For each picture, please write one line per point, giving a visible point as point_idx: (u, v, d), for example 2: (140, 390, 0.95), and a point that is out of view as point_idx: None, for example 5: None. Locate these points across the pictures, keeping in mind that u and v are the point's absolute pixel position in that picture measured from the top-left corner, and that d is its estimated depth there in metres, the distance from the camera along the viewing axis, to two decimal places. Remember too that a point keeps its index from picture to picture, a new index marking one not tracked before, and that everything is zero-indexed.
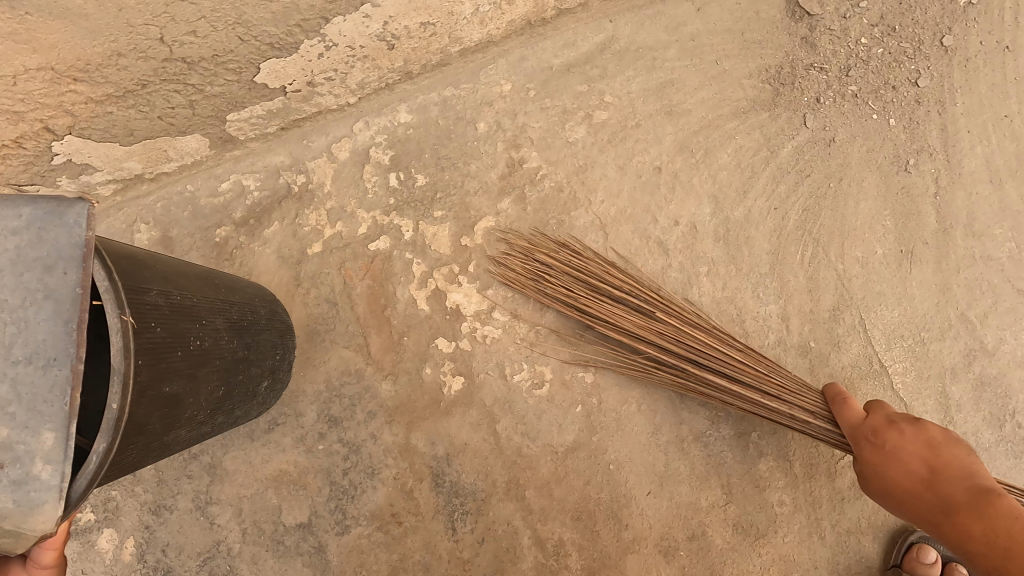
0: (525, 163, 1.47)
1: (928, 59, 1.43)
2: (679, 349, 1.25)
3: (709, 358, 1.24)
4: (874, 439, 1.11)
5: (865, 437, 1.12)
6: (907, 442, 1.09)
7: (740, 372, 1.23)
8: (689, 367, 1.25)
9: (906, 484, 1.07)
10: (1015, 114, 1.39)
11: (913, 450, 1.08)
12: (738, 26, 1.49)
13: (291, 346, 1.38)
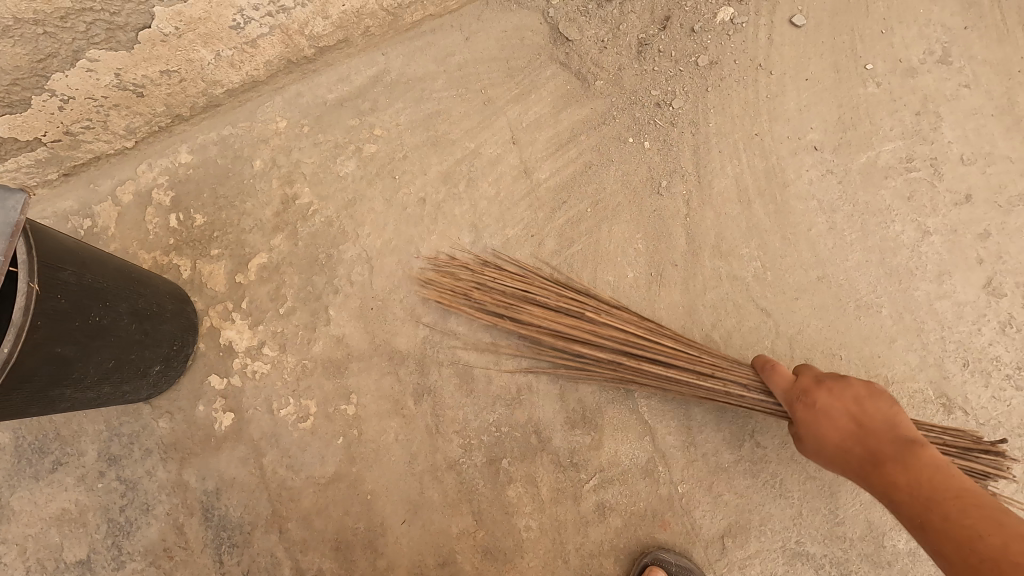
0: (298, 199, 1.50)
1: (684, 79, 1.43)
2: (583, 339, 1.22)
3: (618, 338, 1.21)
4: (807, 398, 1.07)
5: (798, 398, 1.09)
6: (834, 399, 1.06)
7: (674, 354, 1.20)
8: (593, 329, 1.22)
9: (836, 439, 1.04)
10: (766, 132, 1.39)
11: (844, 406, 1.05)
12: (503, 53, 1.50)
13: (193, 342, 1.43)
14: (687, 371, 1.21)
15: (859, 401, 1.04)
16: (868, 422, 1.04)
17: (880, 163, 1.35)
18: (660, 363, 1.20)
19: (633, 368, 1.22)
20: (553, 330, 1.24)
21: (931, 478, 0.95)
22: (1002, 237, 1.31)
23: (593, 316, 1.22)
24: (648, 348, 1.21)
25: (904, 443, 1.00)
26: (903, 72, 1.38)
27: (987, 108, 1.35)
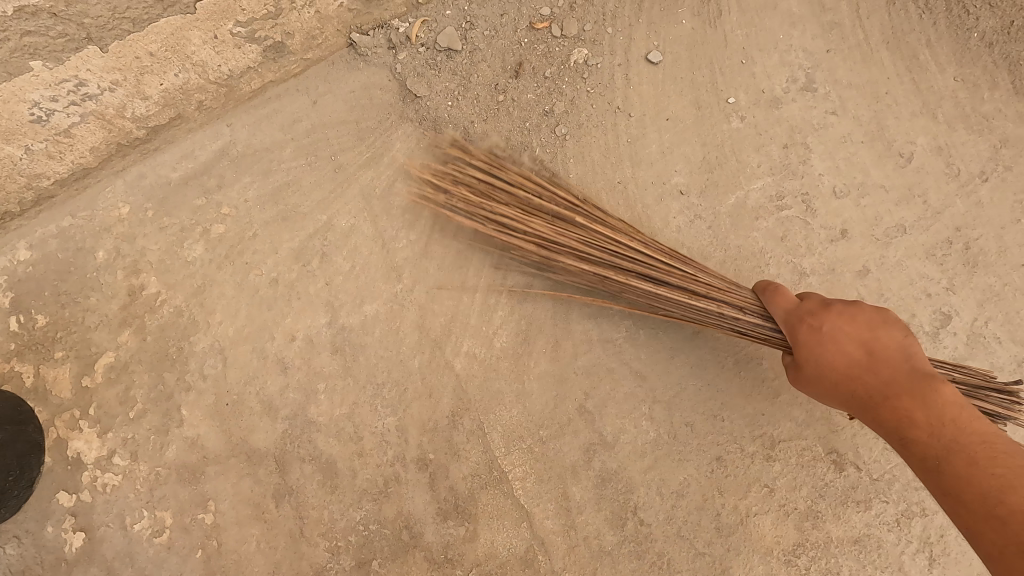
0: (145, 290, 1.39)
1: (540, 130, 1.35)
2: (567, 237, 1.17)
3: (592, 260, 1.16)
4: (815, 324, 1.01)
5: (799, 319, 1.02)
6: (846, 325, 1.00)
7: (664, 267, 1.14)
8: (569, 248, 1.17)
9: (843, 366, 0.99)
10: (629, 179, 1.31)
11: (855, 334, 0.99)
12: (353, 115, 1.41)
13: (37, 463, 1.30)
14: (673, 294, 1.13)
15: (872, 331, 1.00)
16: (877, 351, 0.99)
17: (750, 203, 1.28)
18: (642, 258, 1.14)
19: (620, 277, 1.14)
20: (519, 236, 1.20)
21: (954, 415, 0.93)
22: (882, 273, 1.23)
23: (567, 220, 1.18)
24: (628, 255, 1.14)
25: (921, 374, 0.97)
26: (767, 103, 1.31)
27: (856, 136, 1.28)
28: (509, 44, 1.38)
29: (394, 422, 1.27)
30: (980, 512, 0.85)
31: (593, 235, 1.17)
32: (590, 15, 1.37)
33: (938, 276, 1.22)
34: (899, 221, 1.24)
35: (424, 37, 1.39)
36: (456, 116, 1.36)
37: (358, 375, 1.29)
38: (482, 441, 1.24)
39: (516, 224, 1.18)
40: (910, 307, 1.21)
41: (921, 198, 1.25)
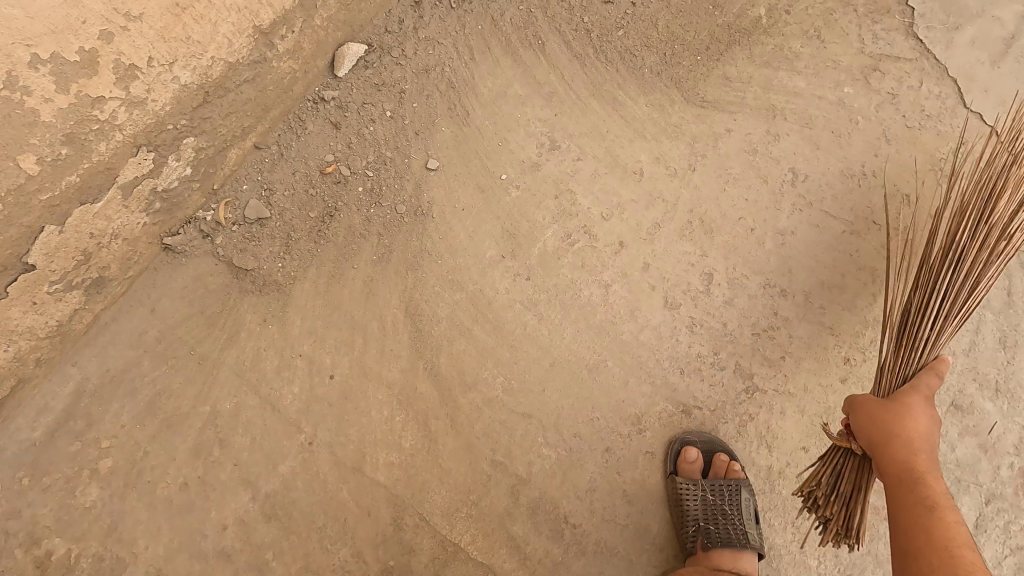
0: (53, 554, 1.38)
1: (366, 253, 1.58)
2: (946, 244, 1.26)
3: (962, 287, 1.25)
4: (913, 401, 1.18)
5: (922, 402, 1.18)
6: (925, 429, 1.15)
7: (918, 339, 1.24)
8: (965, 244, 1.24)
9: (905, 434, 1.13)
10: (455, 267, 1.59)
11: (923, 430, 1.14)
12: (195, 307, 1.53)
13: None
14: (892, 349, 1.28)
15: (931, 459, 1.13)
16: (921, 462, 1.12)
17: (550, 248, 1.61)
18: (944, 298, 1.24)
19: (941, 275, 1.25)
20: (1010, 211, 1.22)
21: (931, 531, 1.03)
22: (657, 262, 1.62)
23: (989, 234, 1.23)
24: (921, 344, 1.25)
25: (934, 506, 1.07)
26: (530, 168, 1.66)
27: (601, 169, 1.67)
28: (309, 195, 1.60)
29: (349, 550, 1.43)
30: (938, 554, 1.00)
31: (936, 228, 1.29)
32: (368, 149, 1.64)
33: (693, 248, 1.63)
34: (653, 220, 1.65)
35: (233, 216, 1.57)
36: (291, 274, 1.56)
37: (300, 528, 1.43)
38: (428, 528, 1.44)
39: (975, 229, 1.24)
40: (685, 278, 1.62)
41: (660, 198, 1.66)
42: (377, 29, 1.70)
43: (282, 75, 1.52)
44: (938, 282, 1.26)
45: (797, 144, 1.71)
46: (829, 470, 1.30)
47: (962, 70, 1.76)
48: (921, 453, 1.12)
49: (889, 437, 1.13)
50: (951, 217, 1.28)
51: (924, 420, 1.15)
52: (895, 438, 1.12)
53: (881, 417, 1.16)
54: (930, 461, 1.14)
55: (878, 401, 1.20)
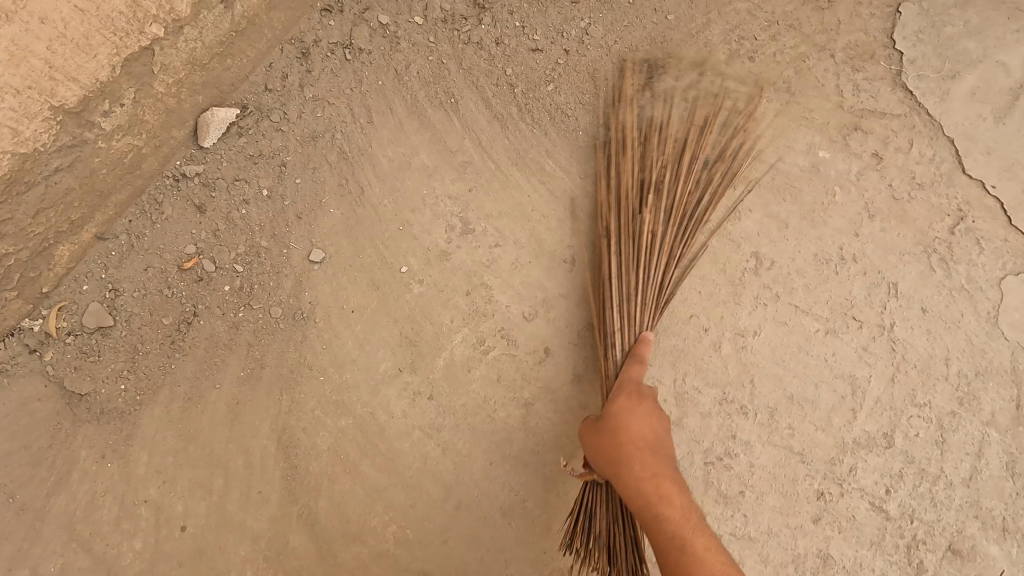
0: None
1: (232, 369, 1.31)
2: (625, 162, 1.36)
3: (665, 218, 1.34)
4: (639, 394, 1.19)
5: (631, 386, 1.20)
6: (636, 405, 1.17)
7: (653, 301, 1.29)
8: (672, 173, 1.37)
9: (634, 432, 1.13)
10: (340, 385, 1.31)
11: (651, 425, 1.16)
12: (17, 441, 1.25)
13: None
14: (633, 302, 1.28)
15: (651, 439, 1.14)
16: (651, 443, 1.14)
17: (459, 359, 1.33)
18: (645, 270, 1.28)
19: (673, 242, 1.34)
20: (716, 148, 1.42)
21: (676, 542, 1.03)
22: (590, 374, 1.34)
23: (652, 149, 1.38)
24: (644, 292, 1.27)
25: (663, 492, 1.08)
26: (437, 258, 1.37)
27: (523, 258, 1.38)
28: (164, 296, 1.32)
29: None
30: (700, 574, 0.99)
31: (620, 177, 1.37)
32: (238, 237, 1.35)
33: None
34: (586, 320, 1.36)
35: (68, 324, 1.29)
36: (136, 396, 1.28)
37: None
38: None
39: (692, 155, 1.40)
40: None
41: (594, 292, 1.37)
42: (253, 86, 1.39)
43: (113, 156, 1.23)
44: (650, 205, 1.36)
45: (762, 222, 1.41)
46: (582, 512, 1.22)
47: (961, 129, 1.47)
48: (660, 474, 1.10)
49: (619, 464, 1.12)
50: (656, 171, 1.36)
51: (649, 423, 1.16)
52: (630, 469, 1.10)
53: (603, 438, 1.15)
54: (667, 462, 1.13)
55: (596, 423, 1.19)
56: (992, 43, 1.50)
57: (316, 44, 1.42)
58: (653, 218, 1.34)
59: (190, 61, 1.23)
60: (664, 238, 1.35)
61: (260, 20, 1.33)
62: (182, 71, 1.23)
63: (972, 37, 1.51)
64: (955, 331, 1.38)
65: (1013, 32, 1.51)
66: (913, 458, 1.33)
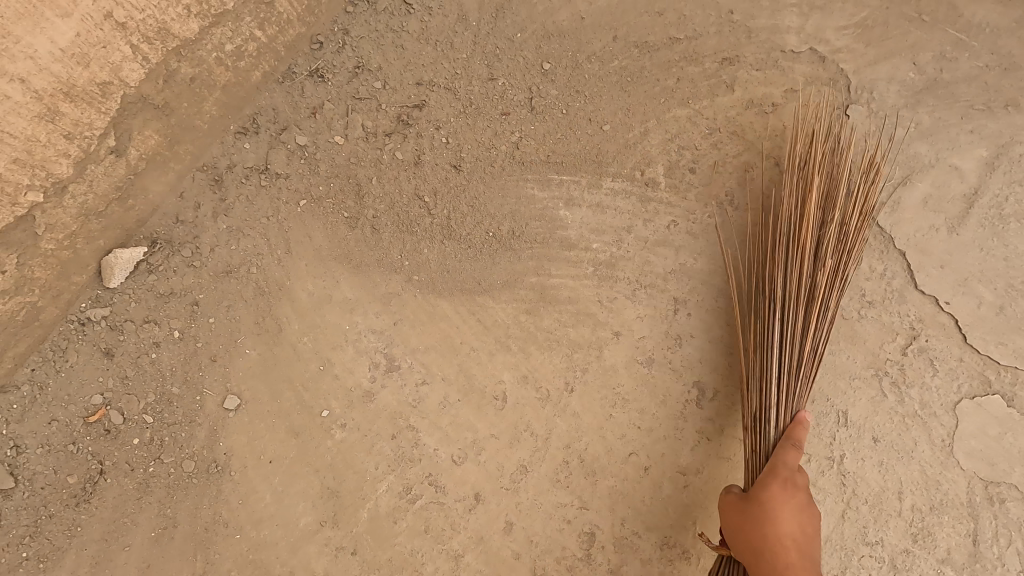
0: None
1: (140, 529, 1.23)
2: (807, 218, 1.28)
3: (805, 283, 1.24)
4: (786, 483, 1.12)
5: (782, 475, 1.14)
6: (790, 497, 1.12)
7: (781, 382, 1.20)
8: (818, 269, 1.25)
9: (788, 531, 1.10)
10: (256, 544, 1.23)
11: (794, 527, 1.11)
12: None
13: None
14: (779, 412, 1.20)
15: (801, 512, 1.12)
16: (805, 529, 1.11)
17: (383, 509, 1.25)
18: (783, 358, 1.22)
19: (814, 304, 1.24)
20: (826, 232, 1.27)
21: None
22: (523, 521, 1.26)
23: (827, 232, 1.26)
24: (766, 387, 1.22)
25: (802, 546, 1.11)
26: (360, 399, 1.29)
27: (451, 396, 1.30)
28: (69, 452, 1.24)
29: None
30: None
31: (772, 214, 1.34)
32: (148, 384, 1.28)
33: (569, 499, 1.27)
34: (518, 462, 1.28)
35: None
36: (39, 563, 1.21)
37: None
38: None
39: (829, 210, 1.29)
40: (558, 541, 1.26)
41: (528, 431, 1.29)
42: (163, 219, 1.31)
43: (1, 316, 1.17)
44: (780, 283, 1.24)
45: (704, 348, 1.34)
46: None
47: (912, 241, 1.39)
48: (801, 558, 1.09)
49: (759, 556, 1.10)
50: (788, 249, 1.27)
51: (798, 521, 1.12)
52: (771, 565, 1.08)
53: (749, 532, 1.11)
54: (811, 557, 1.10)
55: (738, 500, 1.16)
56: (944, 146, 1.43)
57: (229, 170, 1.33)
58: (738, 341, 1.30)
59: (81, 214, 1.18)
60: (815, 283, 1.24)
61: (163, 155, 1.25)
62: (73, 224, 1.18)
63: (925, 139, 1.43)
64: (908, 461, 1.31)
65: (967, 132, 1.43)
66: None
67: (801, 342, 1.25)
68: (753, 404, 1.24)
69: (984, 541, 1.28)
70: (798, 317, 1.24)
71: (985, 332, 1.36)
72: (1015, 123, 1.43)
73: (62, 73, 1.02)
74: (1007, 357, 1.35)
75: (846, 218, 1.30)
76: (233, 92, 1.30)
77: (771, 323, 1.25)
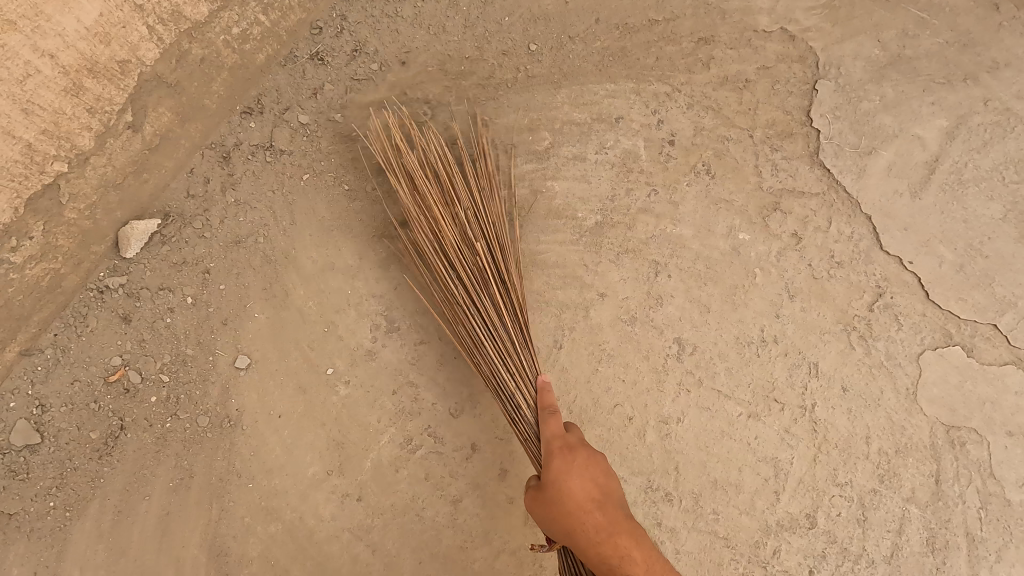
0: None
1: (160, 479, 1.32)
2: (446, 231, 1.30)
3: (501, 281, 1.30)
4: (569, 451, 1.19)
5: (557, 447, 1.19)
6: (574, 478, 1.17)
7: (501, 337, 1.27)
8: (496, 251, 1.32)
9: (579, 494, 1.16)
10: (269, 492, 1.33)
11: (589, 478, 1.18)
12: None
13: None
14: (490, 358, 1.27)
15: (600, 479, 1.19)
16: (599, 491, 1.17)
17: (386, 459, 1.35)
18: (489, 326, 1.27)
19: (495, 288, 1.27)
20: (460, 224, 1.31)
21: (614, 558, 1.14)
22: (516, 468, 1.36)
23: (459, 212, 1.31)
24: (494, 343, 1.27)
25: (601, 502, 1.17)
26: (362, 358, 1.38)
27: (448, 354, 1.39)
28: (91, 409, 1.32)
29: None
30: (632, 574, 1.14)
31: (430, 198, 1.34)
32: (164, 346, 1.36)
33: None
34: None
35: None
36: (66, 511, 1.30)
37: None
38: None
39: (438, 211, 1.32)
40: None
41: None
42: (175, 193, 1.40)
43: (29, 281, 1.26)
44: (449, 281, 1.30)
45: (684, 307, 1.43)
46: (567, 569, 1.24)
47: (878, 206, 1.49)
48: (603, 517, 1.16)
49: (574, 535, 1.15)
50: (455, 251, 1.30)
51: (586, 477, 1.18)
52: (584, 537, 1.14)
53: (561, 517, 1.15)
54: (616, 506, 1.18)
55: (539, 493, 1.19)
56: (909, 116, 1.52)
57: (236, 147, 1.42)
58: (484, 302, 1.28)
59: (101, 184, 1.27)
60: (489, 267, 1.29)
61: (175, 132, 1.33)
62: (93, 194, 1.27)
63: (889, 111, 1.52)
64: (874, 408, 1.41)
65: (929, 104, 1.51)
66: (835, 537, 1.36)
67: (497, 306, 1.28)
68: (500, 384, 1.27)
69: (946, 480, 1.38)
70: (493, 285, 1.28)
71: (946, 289, 1.45)
72: (975, 95, 1.51)
73: (87, 51, 1.11)
74: (966, 311, 1.44)
75: (490, 237, 1.32)
76: (239, 73, 1.38)
77: (479, 294, 1.28)
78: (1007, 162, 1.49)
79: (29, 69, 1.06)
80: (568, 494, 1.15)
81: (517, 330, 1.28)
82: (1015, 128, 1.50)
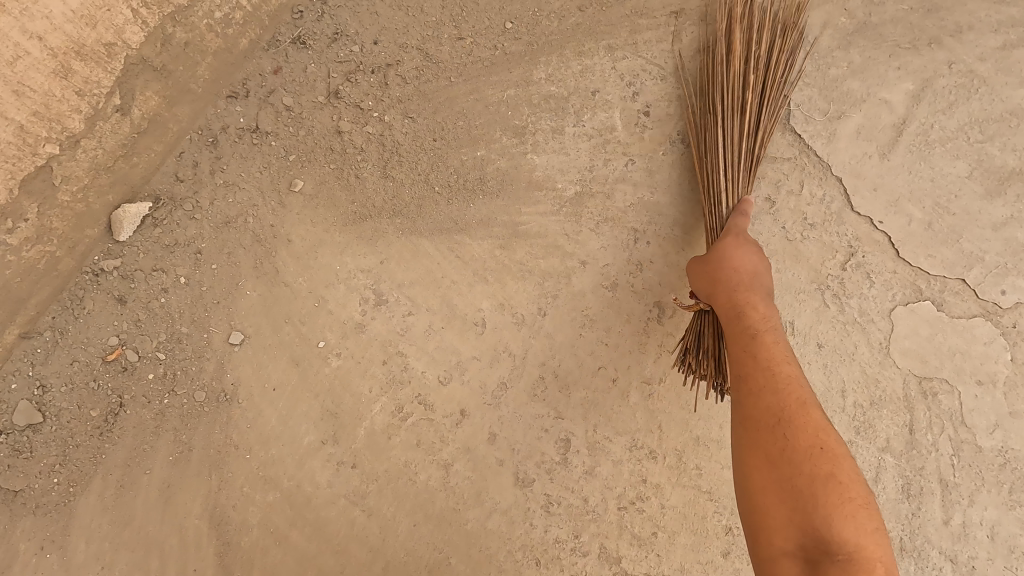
0: None
1: (160, 452, 1.36)
2: (738, 95, 1.43)
3: (749, 133, 1.42)
4: (737, 239, 1.28)
5: (731, 233, 1.30)
6: (744, 254, 1.26)
7: (734, 170, 1.42)
8: (749, 125, 1.42)
9: (749, 268, 1.25)
10: (266, 461, 1.37)
11: (740, 277, 1.25)
12: None
13: None
14: (735, 183, 1.41)
15: (753, 276, 1.26)
16: (741, 294, 1.24)
17: (379, 426, 1.39)
18: (721, 155, 1.42)
19: (730, 142, 1.42)
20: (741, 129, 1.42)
21: (758, 388, 1.18)
22: (505, 432, 1.40)
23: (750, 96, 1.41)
24: (724, 168, 1.41)
25: (751, 297, 1.24)
26: (353, 330, 1.43)
27: (436, 323, 1.44)
28: (91, 388, 1.36)
29: None
30: (771, 415, 1.16)
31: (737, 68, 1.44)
32: (159, 325, 1.40)
33: (545, 410, 1.42)
34: (499, 380, 1.42)
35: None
36: (70, 487, 1.34)
37: None
38: None
39: (740, 102, 1.42)
40: (537, 448, 1.40)
41: (506, 352, 1.43)
42: (165, 177, 1.43)
43: (24, 263, 1.30)
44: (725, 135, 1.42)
45: (662, 272, 1.48)
46: (692, 333, 1.36)
47: (847, 168, 1.54)
48: (753, 291, 1.25)
49: (718, 287, 1.25)
50: (723, 144, 1.42)
51: (748, 260, 1.26)
52: (723, 296, 1.25)
53: (712, 277, 1.27)
54: (762, 294, 1.26)
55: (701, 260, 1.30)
56: (875, 81, 1.55)
57: (223, 131, 1.46)
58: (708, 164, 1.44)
59: (92, 167, 1.31)
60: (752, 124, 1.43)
61: (163, 116, 1.37)
62: (84, 177, 1.31)
63: (856, 77, 1.55)
64: (849, 363, 1.46)
65: (895, 69, 1.55)
66: None
67: (741, 157, 1.42)
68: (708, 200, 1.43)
69: (920, 429, 1.44)
70: (751, 130, 1.43)
71: (916, 246, 1.50)
72: (938, 59, 1.55)
73: (74, 34, 1.16)
74: (935, 267, 1.49)
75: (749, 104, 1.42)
76: (223, 57, 1.42)
77: (720, 120, 1.43)
78: (971, 123, 1.54)
79: (18, 51, 1.12)
80: (730, 266, 1.25)
81: (747, 153, 1.43)
82: (978, 90, 1.54)
